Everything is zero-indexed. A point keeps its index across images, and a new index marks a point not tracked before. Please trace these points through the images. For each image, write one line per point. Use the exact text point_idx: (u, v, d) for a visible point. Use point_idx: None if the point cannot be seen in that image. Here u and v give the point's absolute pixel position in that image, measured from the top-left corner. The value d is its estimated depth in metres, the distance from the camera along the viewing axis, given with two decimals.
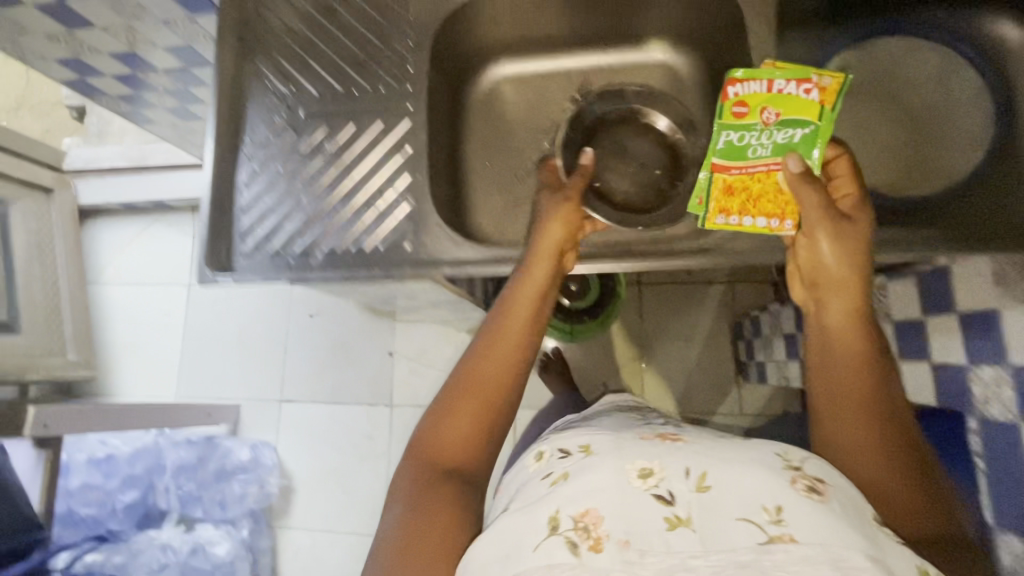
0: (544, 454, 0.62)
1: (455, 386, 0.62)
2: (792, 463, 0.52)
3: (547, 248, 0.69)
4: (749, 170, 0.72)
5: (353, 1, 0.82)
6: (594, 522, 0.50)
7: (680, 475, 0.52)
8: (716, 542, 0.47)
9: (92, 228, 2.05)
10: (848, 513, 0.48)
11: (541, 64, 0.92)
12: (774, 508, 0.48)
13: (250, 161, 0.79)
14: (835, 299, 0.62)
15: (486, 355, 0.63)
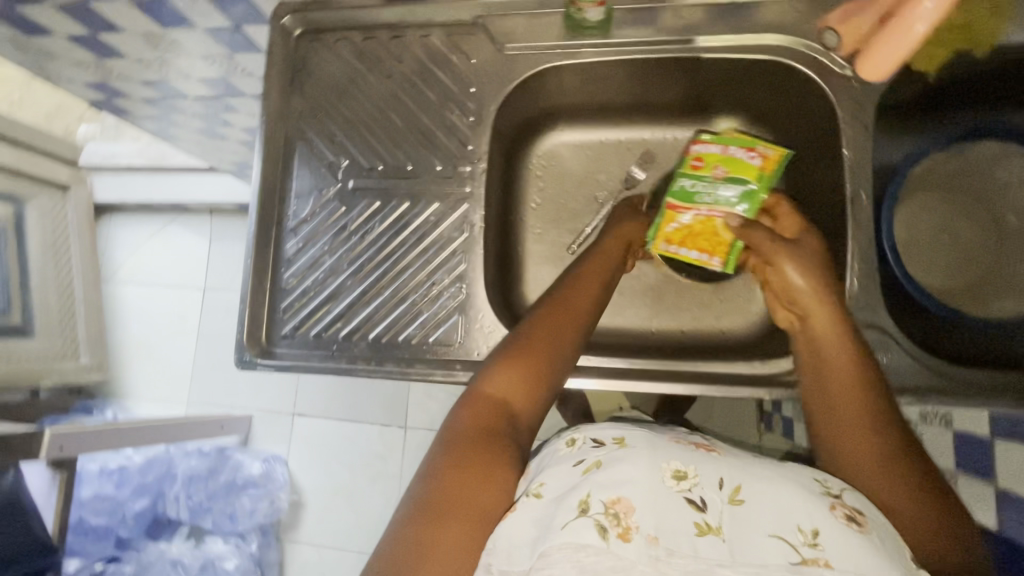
0: (576, 439, 0.58)
1: (513, 354, 0.61)
2: (832, 491, 0.50)
3: (590, 276, 0.70)
4: (697, 214, 0.75)
5: (410, 63, 0.75)
6: (625, 511, 0.48)
7: (713, 484, 0.50)
8: (748, 555, 0.46)
9: (108, 225, 1.99)
10: (889, 548, 0.46)
11: (602, 134, 0.87)
12: (811, 530, 0.47)
13: (294, 234, 0.73)
14: (818, 315, 0.60)
15: (534, 336, 0.63)
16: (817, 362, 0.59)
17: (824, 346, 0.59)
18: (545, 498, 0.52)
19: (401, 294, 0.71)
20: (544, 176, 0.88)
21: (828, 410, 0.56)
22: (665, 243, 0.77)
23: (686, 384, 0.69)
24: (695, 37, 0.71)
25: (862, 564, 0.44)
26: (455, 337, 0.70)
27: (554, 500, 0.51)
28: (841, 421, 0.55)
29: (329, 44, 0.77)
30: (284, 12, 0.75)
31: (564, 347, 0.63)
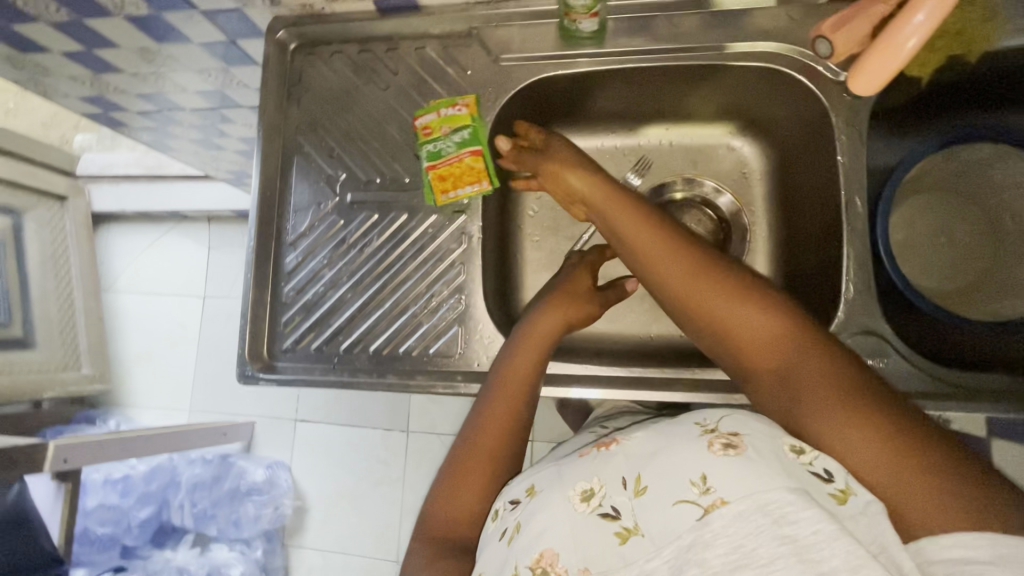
0: (498, 509, 0.55)
1: (457, 469, 0.59)
2: (710, 428, 0.49)
3: (527, 339, 0.68)
4: (453, 160, 0.72)
5: (404, 75, 0.76)
6: (551, 562, 0.46)
7: (617, 487, 0.48)
8: (665, 536, 0.44)
9: (107, 234, 1.99)
10: (769, 457, 0.44)
11: (597, 139, 0.87)
12: (700, 478, 0.45)
13: (293, 248, 0.74)
14: (703, 288, 0.57)
15: (481, 429, 0.61)
16: (671, 291, 0.59)
17: (689, 293, 0.58)
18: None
19: (401, 307, 0.72)
20: None
21: (728, 344, 0.55)
22: (447, 194, 0.72)
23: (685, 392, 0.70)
24: (688, 45, 0.72)
25: (750, 486, 0.43)
26: (455, 349, 0.71)
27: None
28: (740, 334, 0.54)
29: (324, 57, 0.77)
30: (280, 27, 0.76)
31: (520, 415, 0.63)
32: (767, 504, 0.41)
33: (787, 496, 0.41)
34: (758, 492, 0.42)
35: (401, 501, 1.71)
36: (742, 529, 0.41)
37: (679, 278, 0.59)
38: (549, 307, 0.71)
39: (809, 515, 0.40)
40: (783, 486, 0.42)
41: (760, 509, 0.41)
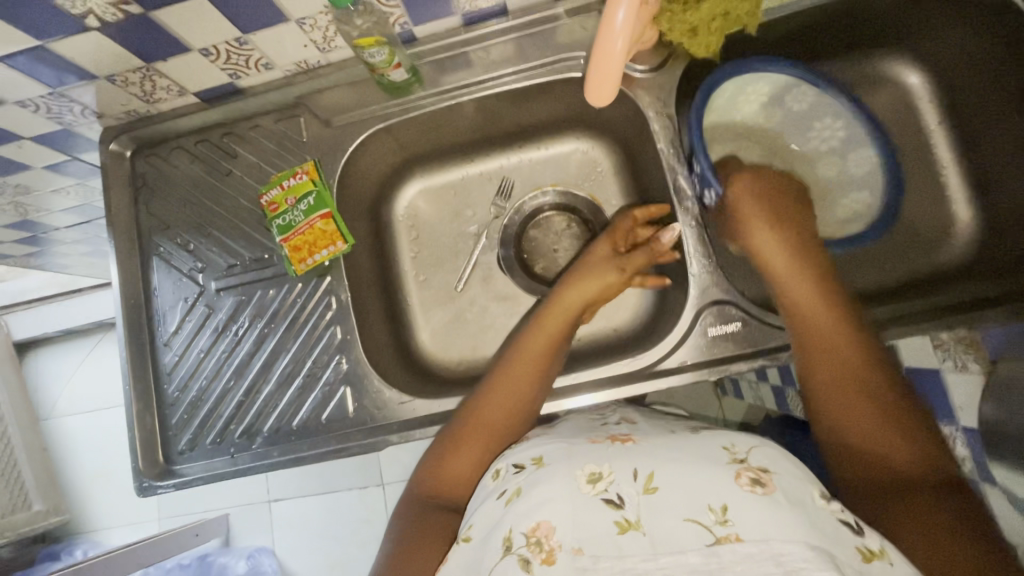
0: (499, 469, 0.59)
1: (459, 433, 0.64)
2: (738, 457, 0.50)
3: (565, 307, 0.71)
4: (302, 228, 0.73)
5: (242, 156, 0.77)
6: (546, 534, 0.48)
7: (628, 479, 0.50)
8: (667, 544, 0.45)
9: (35, 361, 1.92)
10: (794, 502, 0.46)
11: (453, 174, 0.90)
12: (720, 508, 0.46)
13: (168, 348, 0.74)
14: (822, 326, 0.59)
15: (492, 400, 0.65)
16: (819, 332, 0.59)
17: (815, 317, 0.60)
18: (474, 543, 0.52)
19: (286, 380, 0.72)
20: (415, 224, 0.90)
21: (848, 377, 0.56)
22: (305, 262, 0.73)
23: (578, 398, 0.72)
24: (503, 72, 0.75)
25: (767, 530, 0.44)
26: (347, 410, 0.71)
27: (485, 539, 0.51)
28: (843, 367, 0.56)
29: (164, 156, 0.78)
30: (110, 139, 0.77)
31: (532, 400, 0.66)
32: (781, 555, 0.42)
33: (799, 547, 0.42)
34: (774, 539, 0.43)
35: None
36: (749, 567, 0.42)
37: (819, 316, 0.60)
38: (576, 278, 0.73)
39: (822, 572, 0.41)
40: (802, 541, 0.43)
41: (772, 555, 0.42)
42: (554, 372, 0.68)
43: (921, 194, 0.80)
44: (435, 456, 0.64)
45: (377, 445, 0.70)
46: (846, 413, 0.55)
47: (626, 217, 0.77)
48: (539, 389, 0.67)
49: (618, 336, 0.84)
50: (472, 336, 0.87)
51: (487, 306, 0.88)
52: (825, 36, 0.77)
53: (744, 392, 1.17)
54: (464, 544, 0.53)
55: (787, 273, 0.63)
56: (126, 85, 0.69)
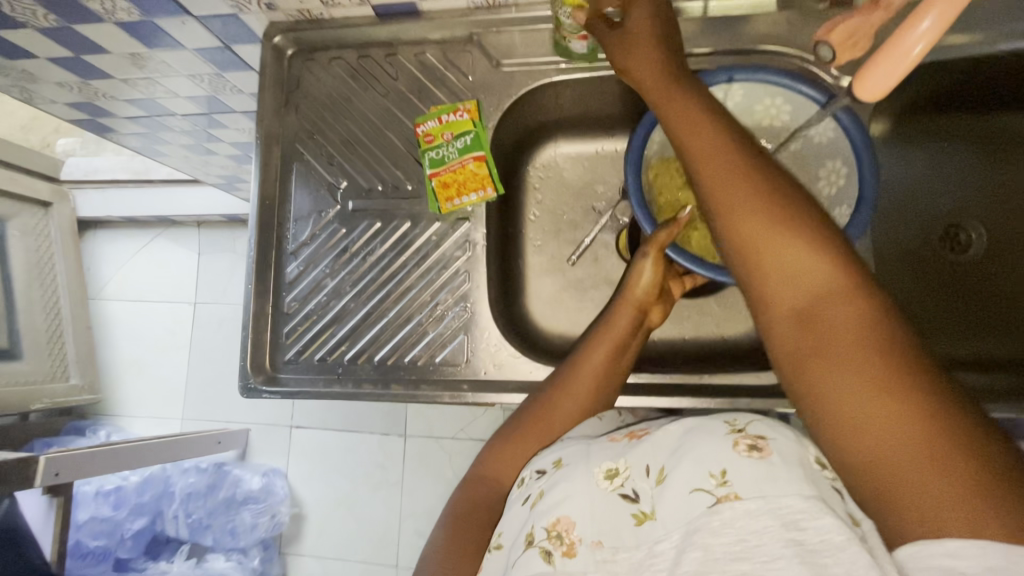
0: (522, 476, 0.55)
1: (526, 423, 0.61)
2: (737, 427, 0.44)
3: (625, 309, 0.67)
4: (452, 167, 0.71)
5: (402, 81, 0.75)
6: (566, 529, 0.45)
7: (641, 472, 0.46)
8: (677, 519, 0.41)
9: (93, 240, 1.94)
10: (790, 462, 0.40)
11: (596, 143, 0.87)
12: (719, 471, 0.41)
13: (294, 257, 0.73)
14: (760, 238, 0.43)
15: (566, 393, 0.63)
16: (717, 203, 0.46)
17: (726, 188, 0.45)
18: (506, 548, 0.49)
19: (406, 315, 0.71)
20: (541, 188, 0.88)
21: (819, 304, 0.40)
22: (451, 202, 0.71)
23: (693, 398, 0.70)
24: (691, 49, 0.71)
25: (768, 487, 0.39)
26: (461, 357, 0.70)
27: (512, 543, 0.48)
28: (814, 292, 0.40)
29: (321, 63, 0.76)
30: (276, 33, 0.74)
31: (601, 395, 0.64)
32: (780, 508, 0.38)
33: (796, 500, 0.38)
34: (772, 495, 0.38)
35: (401, 507, 1.68)
36: (751, 526, 0.38)
37: (724, 175, 0.46)
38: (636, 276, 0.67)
39: (820, 524, 0.36)
40: (798, 493, 0.38)
41: (772, 510, 0.38)
42: (621, 375, 0.66)
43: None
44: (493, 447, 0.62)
45: (487, 400, 0.69)
46: (828, 361, 0.39)
47: (644, 257, 0.66)
48: (605, 388, 0.64)
49: (727, 345, 0.82)
50: (580, 311, 0.85)
51: (596, 286, 0.86)
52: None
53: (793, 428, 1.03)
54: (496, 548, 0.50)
55: (701, 152, 0.47)
56: None
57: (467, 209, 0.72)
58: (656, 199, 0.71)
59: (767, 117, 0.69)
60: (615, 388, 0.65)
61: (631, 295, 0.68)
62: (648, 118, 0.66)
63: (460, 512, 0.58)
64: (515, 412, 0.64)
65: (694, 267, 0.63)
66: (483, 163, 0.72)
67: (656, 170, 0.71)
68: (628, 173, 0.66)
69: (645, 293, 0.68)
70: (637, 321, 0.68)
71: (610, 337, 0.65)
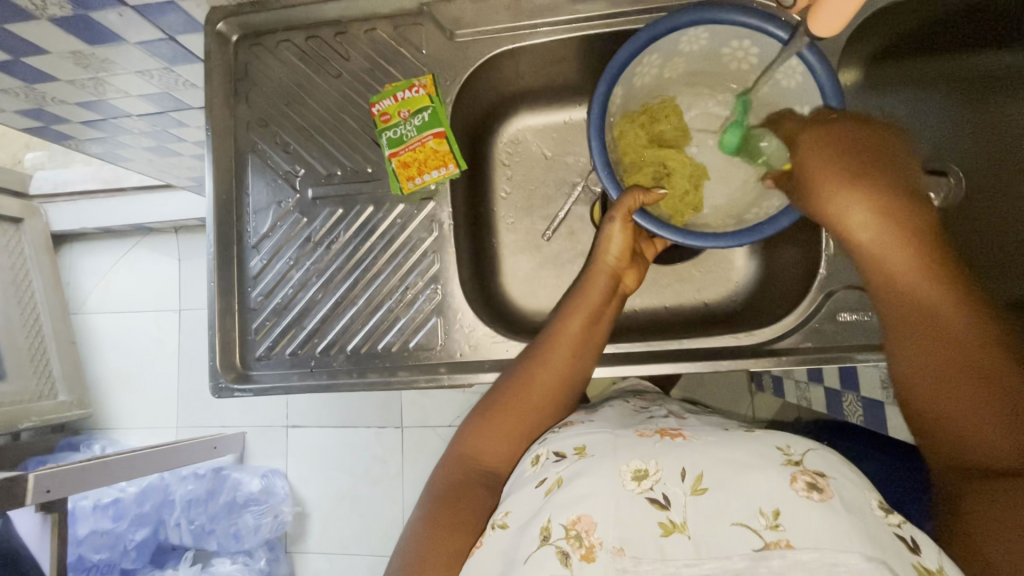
0: (539, 456, 0.55)
1: (505, 400, 0.60)
2: (792, 459, 0.46)
3: (600, 277, 0.66)
4: (413, 146, 0.69)
5: (355, 59, 0.72)
6: (587, 529, 0.44)
7: (674, 477, 0.46)
8: (713, 548, 0.42)
9: (70, 254, 1.90)
10: (853, 512, 0.42)
11: (562, 113, 0.84)
12: (771, 511, 0.42)
13: (257, 251, 0.71)
14: (933, 313, 0.49)
15: (541, 364, 0.62)
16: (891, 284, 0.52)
17: (903, 285, 0.51)
18: (512, 529, 0.48)
19: (377, 301, 0.69)
20: (510, 163, 0.85)
21: (931, 384, 0.48)
22: (413, 180, 0.69)
23: (675, 364, 0.69)
24: (650, 6, 0.68)
25: (822, 537, 0.40)
26: (436, 341, 0.69)
27: (521, 528, 0.48)
28: (926, 379, 0.49)
29: (271, 48, 0.73)
30: (219, 18, 0.71)
31: (577, 365, 0.62)
32: (835, 564, 0.39)
33: (855, 558, 0.39)
34: (827, 548, 0.40)
35: (402, 499, 1.67)
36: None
37: (893, 256, 0.51)
38: (607, 240, 0.66)
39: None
40: (858, 551, 0.39)
41: (825, 565, 0.39)
42: (598, 341, 0.64)
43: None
44: (472, 425, 0.61)
45: (465, 382, 0.67)
46: (942, 399, 0.48)
47: (609, 222, 0.65)
48: (581, 357, 0.62)
49: (709, 310, 0.80)
50: (558, 286, 0.83)
51: (572, 260, 0.84)
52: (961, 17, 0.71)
53: (785, 390, 1.02)
54: (502, 529, 0.50)
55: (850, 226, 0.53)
56: None
57: (433, 187, 0.70)
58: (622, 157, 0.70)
59: (732, 60, 0.68)
60: (593, 356, 0.64)
61: (601, 261, 0.66)
62: (612, 70, 0.63)
63: (446, 491, 0.57)
64: (489, 389, 0.63)
65: (660, 232, 0.61)
66: (443, 140, 0.70)
67: (620, 127, 0.68)
68: (590, 136, 0.63)
69: (615, 257, 0.67)
70: (612, 287, 0.66)
71: (585, 306, 0.64)
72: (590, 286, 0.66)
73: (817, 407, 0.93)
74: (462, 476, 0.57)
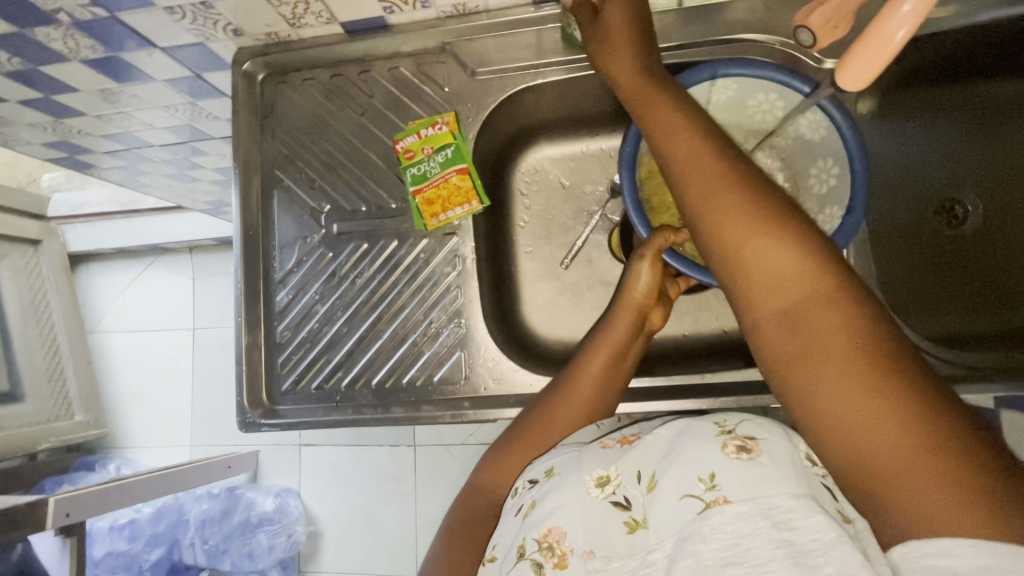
0: (516, 486, 0.55)
1: (530, 437, 0.60)
2: (726, 428, 0.45)
3: (629, 313, 0.65)
4: (436, 183, 0.70)
5: (379, 97, 0.73)
6: (558, 539, 0.45)
7: (631, 477, 0.46)
8: (669, 528, 0.41)
9: (87, 274, 1.93)
10: (783, 461, 0.40)
11: (578, 144, 0.85)
12: (708, 475, 0.41)
13: (283, 286, 0.72)
14: (748, 249, 0.44)
15: (565, 400, 0.62)
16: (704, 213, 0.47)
17: (709, 198, 0.46)
18: (499, 560, 0.49)
19: (401, 335, 0.70)
20: (529, 193, 0.86)
21: (814, 340, 0.40)
22: (436, 218, 0.70)
23: (697, 397, 0.69)
24: (670, 42, 0.69)
25: (756, 488, 0.39)
26: (460, 375, 0.69)
27: (505, 556, 0.48)
28: (813, 330, 0.40)
29: (296, 86, 0.75)
30: (246, 58, 0.73)
31: (602, 401, 0.63)
32: (771, 509, 0.38)
33: (786, 499, 0.38)
34: (761, 495, 0.39)
35: (416, 517, 1.67)
36: (741, 529, 0.38)
37: (702, 181, 0.47)
38: (635, 276, 0.66)
39: (810, 523, 0.37)
40: (787, 492, 0.38)
41: (761, 511, 0.38)
42: (622, 380, 0.64)
43: None
44: (495, 459, 0.61)
45: (489, 415, 0.68)
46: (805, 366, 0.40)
47: (641, 258, 0.65)
48: (606, 394, 0.63)
49: (728, 338, 0.81)
50: (577, 314, 0.84)
51: (591, 288, 0.84)
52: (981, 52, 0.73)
53: None
54: (492, 562, 0.50)
55: (687, 155, 0.49)
56: (279, 4, 0.65)
57: (456, 223, 0.71)
58: (648, 196, 0.69)
59: (755, 110, 0.68)
60: (617, 392, 0.64)
61: (628, 298, 0.66)
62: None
63: (466, 525, 0.58)
64: (514, 424, 0.63)
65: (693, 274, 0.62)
66: (467, 177, 0.71)
67: (648, 168, 0.69)
68: (623, 173, 0.65)
69: (643, 295, 0.66)
70: (637, 324, 0.66)
71: (610, 342, 0.64)
72: (615, 319, 0.66)
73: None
74: (483, 512, 0.58)
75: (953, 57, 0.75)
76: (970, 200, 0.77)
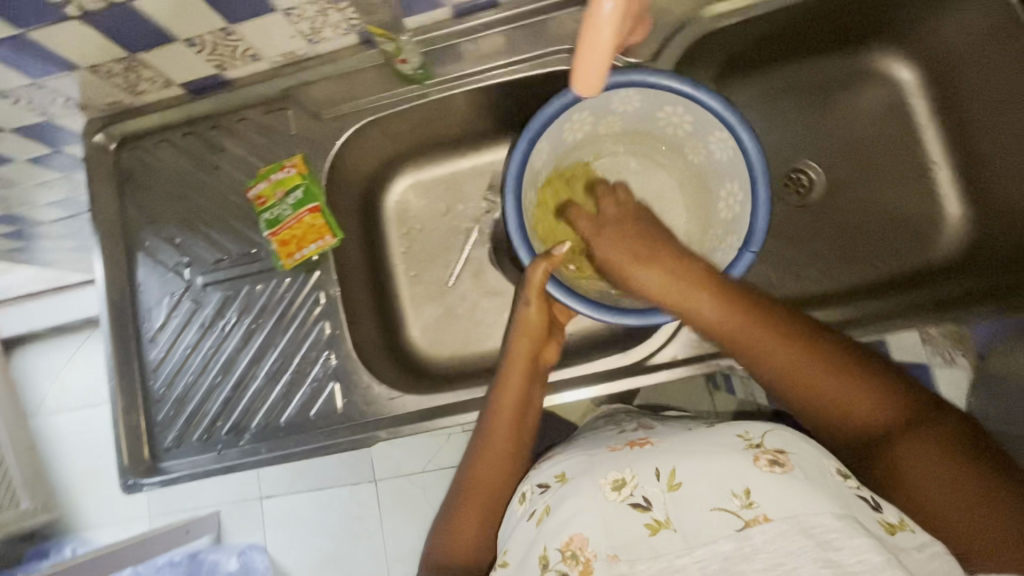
0: (525, 493, 0.58)
1: (463, 501, 0.62)
2: (753, 442, 0.50)
3: (521, 352, 0.68)
4: (289, 224, 0.72)
5: (231, 149, 0.76)
6: (581, 547, 0.46)
7: (651, 478, 0.49)
8: (700, 536, 0.44)
9: (23, 357, 1.88)
10: (815, 478, 0.46)
11: (443, 167, 0.89)
12: (743, 491, 0.45)
13: (154, 344, 0.73)
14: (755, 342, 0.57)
15: (484, 457, 0.64)
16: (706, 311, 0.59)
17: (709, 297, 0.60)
18: (511, 566, 0.51)
19: (275, 374, 0.72)
20: (404, 219, 0.89)
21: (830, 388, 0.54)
22: (293, 256, 0.72)
23: (566, 393, 0.71)
24: (495, 62, 0.73)
25: (795, 505, 0.43)
26: (336, 406, 0.71)
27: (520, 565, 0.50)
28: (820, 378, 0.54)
29: (150, 149, 0.77)
30: (96, 130, 0.75)
31: (522, 440, 0.65)
32: (811, 527, 0.42)
33: (827, 517, 0.42)
34: (802, 513, 0.43)
35: (386, 553, 1.64)
36: (784, 545, 0.42)
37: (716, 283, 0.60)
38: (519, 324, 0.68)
39: (854, 543, 0.41)
40: (829, 512, 0.43)
41: (801, 527, 0.42)
42: (533, 415, 0.66)
43: (885, 185, 0.82)
44: (441, 527, 0.63)
45: (367, 440, 0.69)
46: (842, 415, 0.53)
47: (528, 302, 0.67)
48: (524, 433, 0.65)
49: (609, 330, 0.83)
50: (465, 330, 0.86)
51: (476, 301, 0.87)
52: (811, 28, 0.76)
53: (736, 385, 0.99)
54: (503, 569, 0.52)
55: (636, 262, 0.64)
56: (111, 75, 0.68)
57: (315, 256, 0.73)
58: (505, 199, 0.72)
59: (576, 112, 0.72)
60: (533, 427, 0.66)
61: (518, 335, 0.68)
62: (534, 127, 0.66)
63: None
64: (448, 492, 0.65)
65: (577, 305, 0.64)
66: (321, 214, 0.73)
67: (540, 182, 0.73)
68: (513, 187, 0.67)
69: (535, 330, 0.68)
70: (534, 359, 0.68)
71: (516, 380, 0.66)
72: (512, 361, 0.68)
73: (762, 400, 0.95)
74: None
75: (783, 36, 0.77)
76: (810, 167, 0.84)
